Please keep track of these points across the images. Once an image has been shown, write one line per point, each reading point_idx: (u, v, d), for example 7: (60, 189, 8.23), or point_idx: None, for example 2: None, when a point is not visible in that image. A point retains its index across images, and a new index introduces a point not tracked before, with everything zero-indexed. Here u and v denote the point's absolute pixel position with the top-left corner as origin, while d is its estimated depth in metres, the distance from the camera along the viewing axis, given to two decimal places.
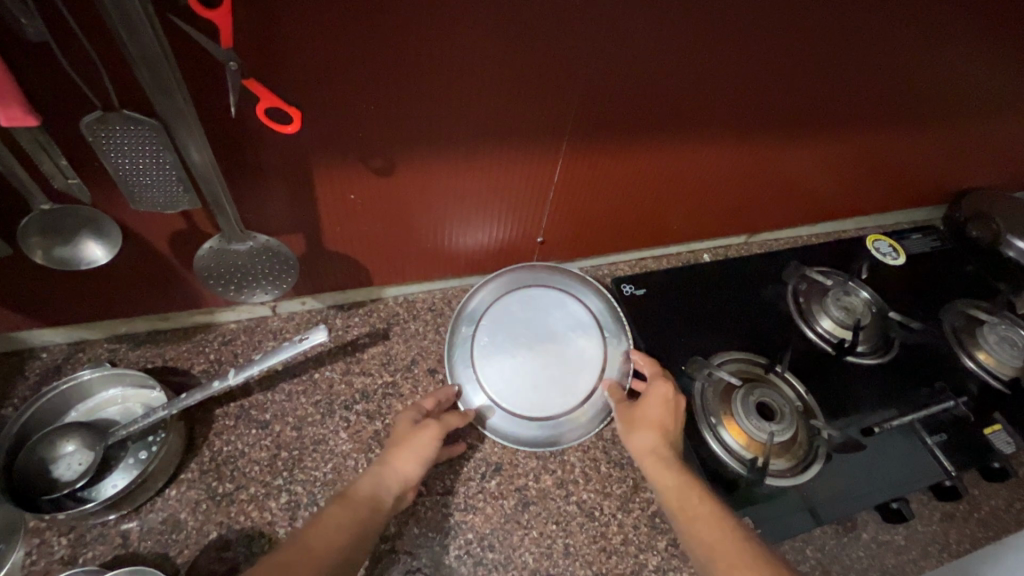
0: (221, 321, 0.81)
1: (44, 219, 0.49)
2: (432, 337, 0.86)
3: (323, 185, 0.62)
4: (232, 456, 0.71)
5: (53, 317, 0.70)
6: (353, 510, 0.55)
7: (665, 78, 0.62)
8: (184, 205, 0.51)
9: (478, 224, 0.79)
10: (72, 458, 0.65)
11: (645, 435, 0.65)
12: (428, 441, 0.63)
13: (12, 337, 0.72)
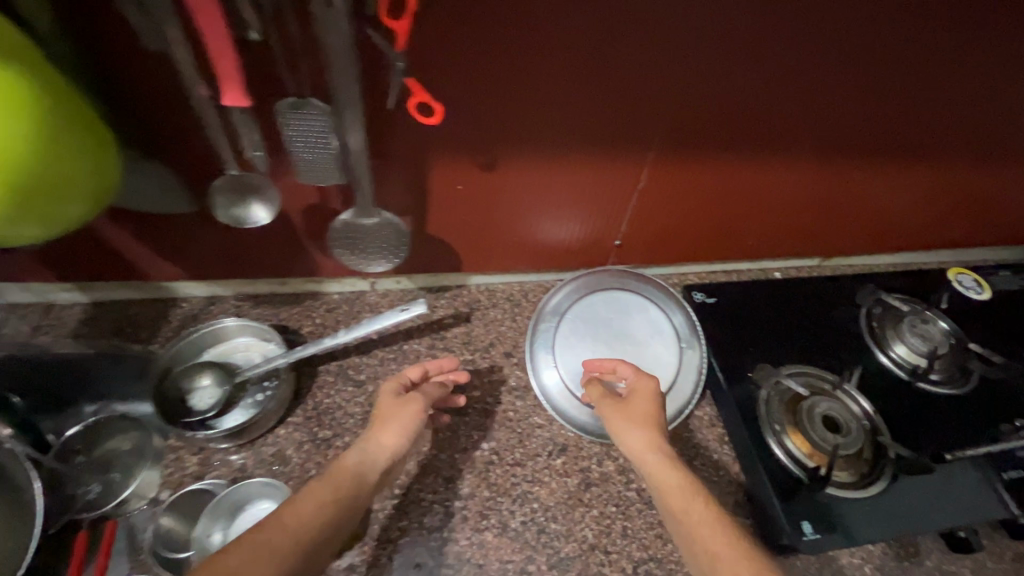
0: (327, 291, 0.92)
1: (230, 182, 0.60)
2: (509, 324, 0.93)
3: (440, 174, 0.71)
4: (329, 408, 0.80)
5: (198, 271, 0.83)
6: (333, 488, 0.56)
7: (743, 95, 0.67)
8: (334, 179, 0.61)
9: (564, 221, 0.86)
10: (205, 391, 0.77)
11: (635, 433, 0.64)
12: (409, 415, 0.65)
13: (162, 286, 0.86)
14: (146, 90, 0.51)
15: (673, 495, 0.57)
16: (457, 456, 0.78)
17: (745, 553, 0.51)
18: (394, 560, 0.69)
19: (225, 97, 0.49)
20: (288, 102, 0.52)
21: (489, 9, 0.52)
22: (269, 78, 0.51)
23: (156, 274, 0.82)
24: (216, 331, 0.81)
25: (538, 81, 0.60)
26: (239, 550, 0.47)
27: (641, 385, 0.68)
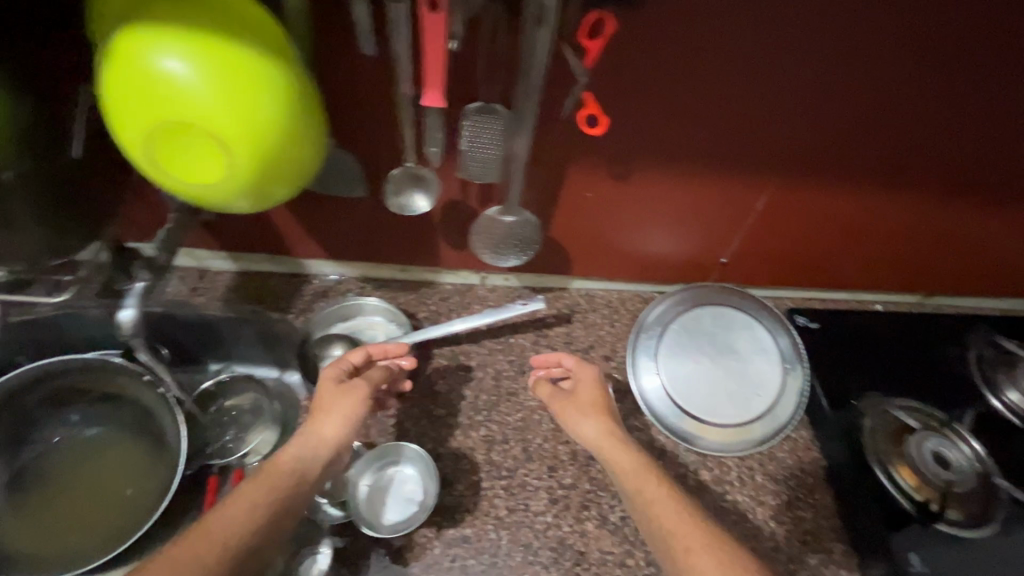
0: (440, 280, 0.98)
1: (406, 172, 0.67)
2: (608, 329, 0.97)
3: (576, 180, 0.76)
4: (443, 390, 0.85)
5: (335, 252, 0.91)
6: (267, 490, 0.57)
7: (846, 124, 0.69)
8: (491, 178, 0.67)
9: (671, 236, 0.89)
10: (339, 358, 0.86)
11: (589, 421, 0.70)
12: (351, 404, 0.66)
13: (299, 263, 0.94)
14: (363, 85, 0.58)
15: (614, 469, 0.65)
16: (560, 448, 0.82)
17: (688, 523, 0.59)
18: (503, 538, 0.73)
19: (426, 97, 0.55)
20: (478, 106, 0.59)
21: (663, 33, 0.56)
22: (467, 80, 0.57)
23: (297, 252, 0.91)
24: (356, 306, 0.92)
25: (681, 100, 0.64)
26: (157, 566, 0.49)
27: (584, 373, 0.76)
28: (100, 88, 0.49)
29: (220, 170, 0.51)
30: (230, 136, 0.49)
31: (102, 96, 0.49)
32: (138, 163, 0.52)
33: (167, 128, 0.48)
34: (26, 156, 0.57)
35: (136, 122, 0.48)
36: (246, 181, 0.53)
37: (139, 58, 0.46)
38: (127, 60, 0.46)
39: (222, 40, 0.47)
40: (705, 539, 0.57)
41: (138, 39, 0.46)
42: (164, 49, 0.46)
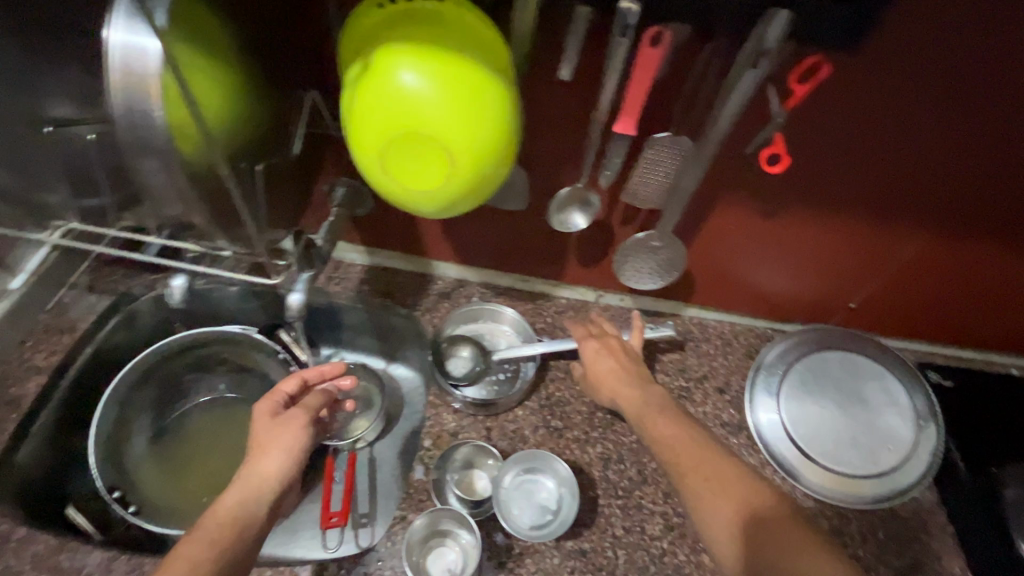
0: (556, 294, 1.00)
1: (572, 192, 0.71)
2: (722, 361, 0.96)
3: (726, 211, 0.76)
4: (561, 401, 0.87)
5: (464, 256, 0.95)
6: (214, 539, 0.54)
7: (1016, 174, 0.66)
8: (652, 204, 0.70)
9: (799, 277, 0.88)
10: (464, 359, 0.88)
11: (610, 385, 0.76)
12: (290, 435, 0.65)
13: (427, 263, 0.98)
14: (567, 104, 0.62)
15: (635, 414, 0.70)
16: None
17: (690, 440, 0.62)
18: (620, 558, 0.74)
19: (619, 124, 0.58)
20: (664, 136, 0.60)
21: (860, 78, 0.56)
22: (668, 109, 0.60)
23: (430, 252, 0.95)
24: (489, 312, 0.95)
25: (860, 145, 0.64)
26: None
27: (587, 348, 0.81)
28: (343, 98, 0.53)
29: (438, 178, 0.53)
30: (459, 145, 0.51)
31: (342, 105, 0.53)
32: (359, 168, 0.54)
33: (403, 134, 0.50)
34: (269, 181, 0.59)
35: (377, 127, 0.50)
36: (458, 190, 0.54)
37: (393, 68, 0.49)
38: (382, 72, 0.50)
39: (469, 60, 0.50)
40: (704, 454, 0.60)
41: (396, 54, 0.49)
42: (420, 64, 0.49)
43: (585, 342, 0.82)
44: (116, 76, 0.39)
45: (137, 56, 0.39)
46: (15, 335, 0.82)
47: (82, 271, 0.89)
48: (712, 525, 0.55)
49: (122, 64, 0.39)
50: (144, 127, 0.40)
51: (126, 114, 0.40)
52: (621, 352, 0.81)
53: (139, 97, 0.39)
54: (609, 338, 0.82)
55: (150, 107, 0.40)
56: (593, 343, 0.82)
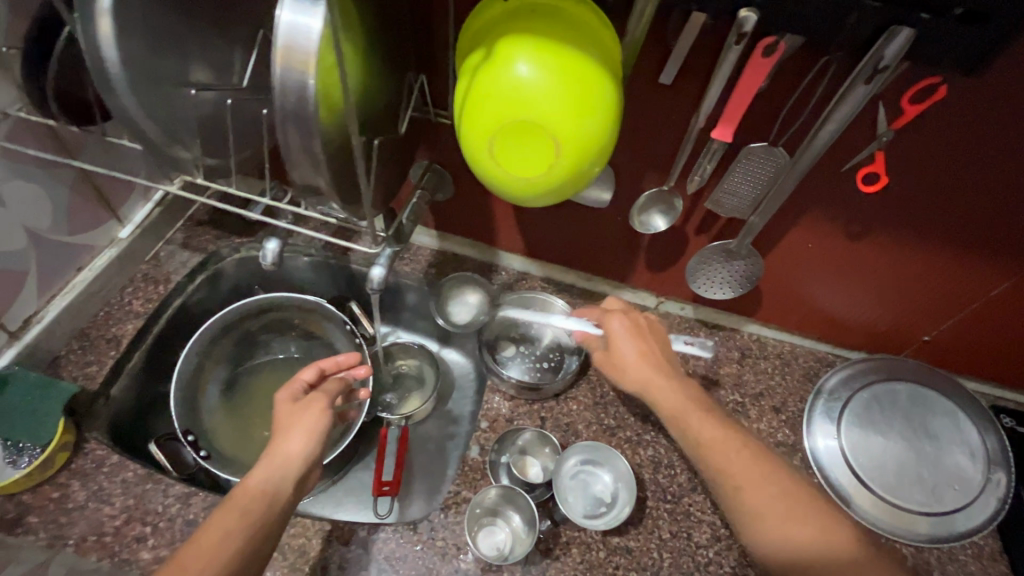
0: (616, 296, 1.01)
1: (653, 195, 0.72)
2: (779, 380, 0.95)
3: (805, 227, 0.76)
4: (616, 400, 0.88)
5: (532, 249, 0.97)
6: (238, 519, 0.58)
7: None
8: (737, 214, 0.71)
9: (868, 304, 0.87)
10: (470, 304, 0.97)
11: (638, 370, 0.71)
12: (309, 418, 0.67)
13: (495, 253, 1.01)
14: (666, 106, 0.63)
15: (673, 411, 0.67)
16: None
17: (741, 444, 0.62)
18: (664, 560, 0.75)
19: (718, 131, 0.59)
20: (760, 146, 0.61)
21: (972, 101, 0.56)
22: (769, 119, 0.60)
23: (500, 243, 0.98)
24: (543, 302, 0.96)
25: (959, 171, 0.63)
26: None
27: (610, 326, 0.75)
28: (460, 84, 0.56)
29: (542, 167, 0.55)
30: (568, 138, 0.53)
31: (459, 91, 0.56)
32: (466, 152, 0.57)
33: (516, 123, 0.53)
34: (382, 158, 0.63)
35: (492, 113, 0.53)
36: (558, 182, 0.56)
37: (516, 60, 0.52)
38: (504, 61, 0.52)
39: (587, 58, 0.53)
40: (758, 468, 0.60)
41: (520, 46, 0.52)
42: (542, 57, 0.52)
43: (610, 319, 0.75)
44: (279, 52, 0.42)
45: (301, 33, 0.41)
46: (118, 281, 0.88)
47: (179, 229, 0.96)
48: (766, 547, 0.57)
49: (286, 41, 0.42)
50: (299, 100, 0.43)
51: (285, 89, 0.43)
52: (648, 332, 0.75)
53: (300, 73, 0.42)
54: (632, 314, 0.76)
55: (305, 82, 0.42)
56: (617, 321, 0.75)
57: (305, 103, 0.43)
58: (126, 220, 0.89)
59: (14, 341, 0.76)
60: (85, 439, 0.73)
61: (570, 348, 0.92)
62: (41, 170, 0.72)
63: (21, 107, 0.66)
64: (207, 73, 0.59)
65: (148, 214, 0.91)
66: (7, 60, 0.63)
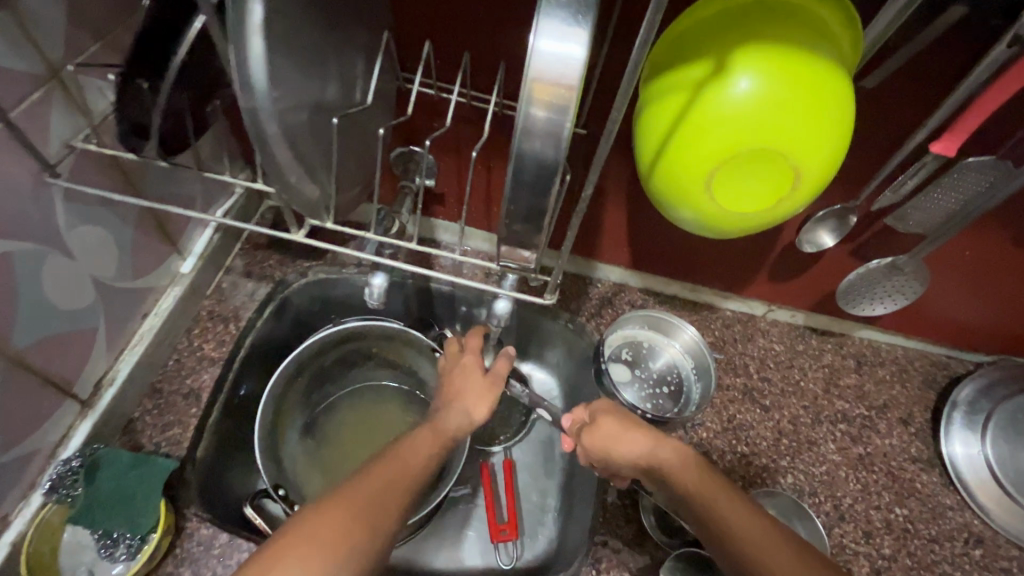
0: (722, 305, 0.93)
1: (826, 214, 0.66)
2: (900, 390, 0.88)
3: (968, 235, 0.69)
4: (743, 424, 0.83)
5: (635, 260, 0.88)
6: (416, 459, 0.55)
7: None
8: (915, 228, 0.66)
9: (1003, 310, 0.81)
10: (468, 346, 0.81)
11: (630, 451, 0.63)
12: (482, 391, 0.66)
13: (592, 265, 0.91)
14: (869, 113, 0.54)
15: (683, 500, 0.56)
16: (872, 513, 0.78)
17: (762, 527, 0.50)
18: None
19: (941, 144, 0.51)
20: (985, 160, 0.55)
21: None
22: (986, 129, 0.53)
23: (599, 254, 0.88)
24: (662, 323, 0.86)
25: None
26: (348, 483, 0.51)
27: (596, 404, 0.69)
28: (672, 101, 0.45)
29: (767, 203, 0.47)
30: (811, 172, 0.45)
31: (668, 109, 0.46)
32: (668, 181, 0.48)
33: (754, 155, 0.44)
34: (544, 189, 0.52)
35: (727, 143, 0.44)
36: (779, 217, 0.49)
37: (767, 79, 0.42)
38: (749, 79, 0.42)
39: (842, 75, 0.43)
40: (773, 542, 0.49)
41: (771, 61, 0.42)
42: (798, 76, 0.42)
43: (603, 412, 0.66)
44: (528, 89, 0.32)
45: (560, 63, 0.31)
46: (183, 322, 0.77)
47: (236, 255, 0.84)
48: None
49: (538, 75, 0.32)
50: (547, 148, 0.34)
51: (531, 135, 0.33)
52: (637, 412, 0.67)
53: (554, 114, 0.32)
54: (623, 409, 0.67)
55: (560, 125, 0.33)
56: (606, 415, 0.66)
57: (554, 151, 0.34)
58: (186, 251, 0.77)
59: (87, 410, 0.64)
60: (185, 519, 0.66)
61: (691, 373, 0.85)
62: (106, 209, 0.60)
63: (87, 137, 0.53)
64: (335, 91, 0.47)
65: (207, 240, 0.79)
66: (67, 81, 0.50)
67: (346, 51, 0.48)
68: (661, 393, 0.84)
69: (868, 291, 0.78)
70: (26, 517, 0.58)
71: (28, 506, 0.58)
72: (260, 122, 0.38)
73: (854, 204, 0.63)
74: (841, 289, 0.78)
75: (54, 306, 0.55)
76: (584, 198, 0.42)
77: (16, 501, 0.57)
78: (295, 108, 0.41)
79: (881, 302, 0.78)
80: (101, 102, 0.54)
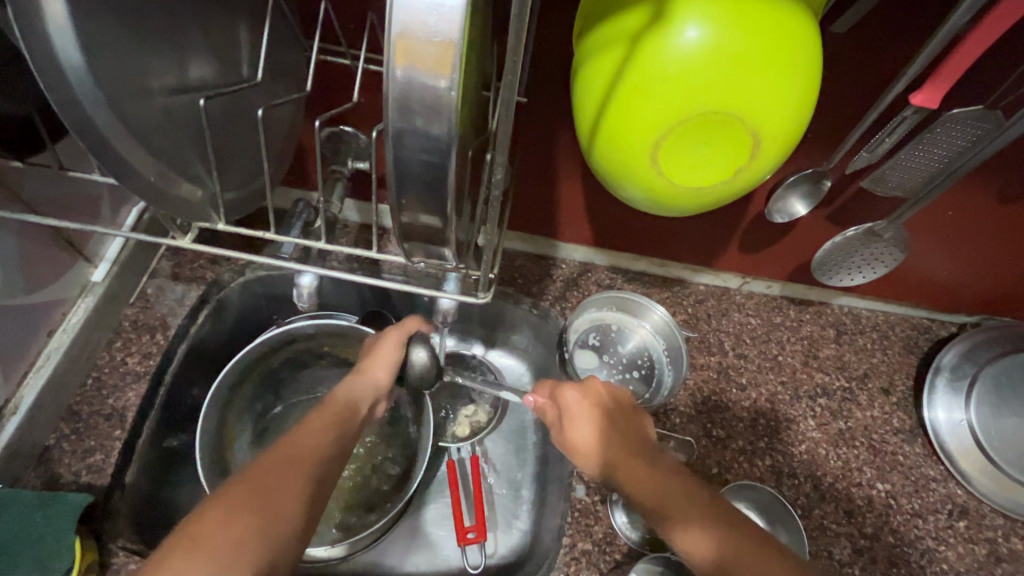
0: (695, 280, 0.87)
1: (796, 182, 0.59)
2: (882, 357, 0.84)
3: (950, 194, 0.64)
4: (719, 405, 0.79)
5: (599, 237, 0.81)
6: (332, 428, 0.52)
7: None
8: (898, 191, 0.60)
9: (987, 270, 0.76)
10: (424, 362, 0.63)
11: (597, 447, 0.58)
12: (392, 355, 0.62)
13: (553, 245, 0.84)
14: (841, 64, 0.47)
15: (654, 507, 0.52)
16: (854, 491, 0.75)
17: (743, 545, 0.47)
18: None
19: (923, 96, 0.44)
20: (972, 111, 0.48)
21: None
22: (969, 75, 0.47)
23: (560, 233, 0.81)
24: (631, 305, 0.80)
25: None
26: (231, 495, 0.42)
27: (566, 394, 0.63)
28: (608, 58, 0.38)
29: (725, 175, 0.41)
30: (774, 135, 0.38)
31: (604, 68, 0.38)
32: (610, 154, 0.41)
33: (707, 121, 0.37)
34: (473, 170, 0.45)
35: (674, 108, 0.37)
36: (740, 189, 0.42)
37: (719, 27, 0.34)
38: (698, 27, 0.35)
39: (806, 17, 0.36)
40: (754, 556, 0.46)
41: (723, 5, 0.35)
42: (756, 22, 0.35)
43: (565, 393, 0.62)
44: (395, 48, 0.25)
45: (430, 13, 0.24)
46: (102, 336, 0.69)
47: (162, 256, 0.76)
48: None
49: (405, 31, 0.24)
50: (431, 126, 0.27)
51: (409, 110, 0.26)
52: (608, 403, 0.62)
53: (432, 79, 0.25)
54: (593, 385, 0.63)
55: (442, 97, 0.26)
56: (571, 393, 0.62)
57: (441, 127, 0.27)
58: (97, 258, 0.69)
59: None
60: (110, 552, 0.60)
61: (663, 357, 0.80)
62: None
63: None
64: (204, 67, 0.39)
65: (122, 244, 0.71)
66: None
67: (216, 16, 0.40)
68: (632, 378, 0.79)
69: (844, 262, 0.72)
70: None
71: None
72: (86, 114, 0.31)
73: (827, 166, 0.56)
74: (816, 262, 0.73)
75: None
76: (504, 182, 0.35)
77: None
78: (140, 92, 0.34)
79: (857, 272, 0.73)
80: None
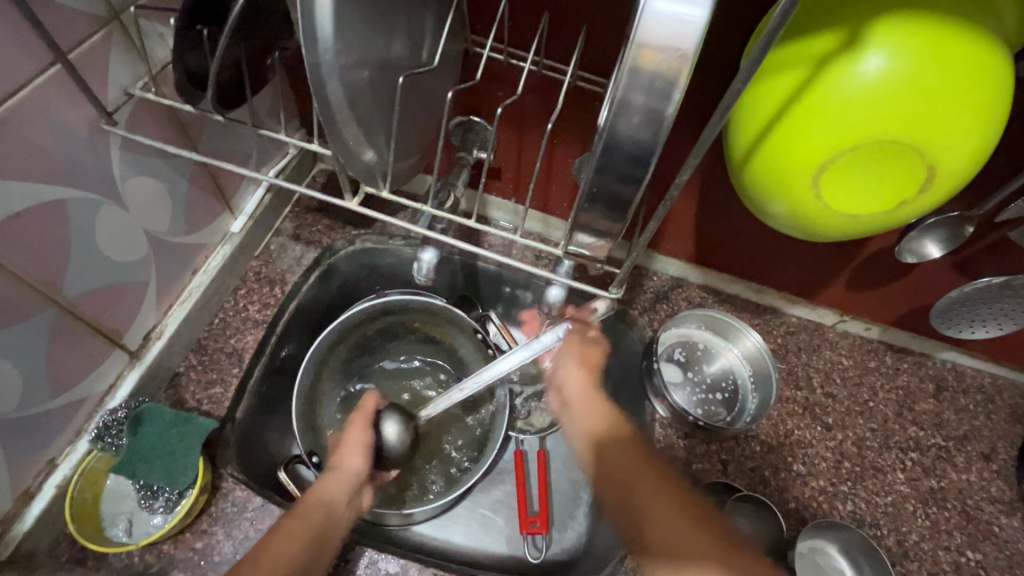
0: (788, 311, 0.85)
1: (936, 223, 0.60)
2: (985, 421, 0.80)
3: None
4: (801, 441, 0.77)
5: (699, 254, 0.81)
6: (306, 529, 0.57)
7: None
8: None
9: None
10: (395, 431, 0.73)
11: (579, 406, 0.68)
12: (356, 435, 0.68)
13: (648, 256, 0.85)
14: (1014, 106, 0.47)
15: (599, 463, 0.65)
16: (941, 554, 0.71)
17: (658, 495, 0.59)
18: None
19: None
20: None
21: None
22: None
23: (659, 245, 0.82)
24: (722, 323, 0.79)
25: None
26: None
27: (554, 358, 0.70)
28: (779, 83, 0.39)
29: (888, 204, 0.41)
30: (951, 168, 0.38)
31: (774, 93, 0.39)
32: (765, 174, 0.42)
33: (880, 148, 0.37)
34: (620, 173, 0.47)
35: (848, 132, 0.37)
36: (898, 218, 0.43)
37: (905, 57, 0.35)
38: (890, 57, 0.35)
39: (1006, 56, 0.36)
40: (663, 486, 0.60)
41: (911, 36, 0.35)
42: (951, 53, 0.35)
43: (566, 376, 0.69)
44: (632, 58, 0.28)
45: (671, 28, 0.27)
46: (230, 281, 0.76)
47: (286, 217, 0.82)
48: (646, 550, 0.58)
49: (644, 41, 0.27)
50: (645, 128, 0.30)
51: (627, 112, 0.30)
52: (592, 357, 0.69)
53: (658, 87, 0.29)
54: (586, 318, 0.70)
55: (663, 102, 0.29)
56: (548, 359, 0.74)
57: (655, 129, 0.30)
58: (237, 211, 0.75)
59: (135, 361, 0.64)
60: (220, 477, 0.65)
61: (748, 382, 0.79)
62: (162, 162, 0.59)
63: (146, 86, 0.52)
64: (404, 49, 0.43)
65: (258, 201, 0.77)
66: (129, 22, 0.48)
67: (418, 7, 0.44)
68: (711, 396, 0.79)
69: (970, 312, 0.70)
70: (73, 461, 0.59)
71: (74, 451, 0.59)
72: (322, 79, 0.35)
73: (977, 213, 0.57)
74: (936, 310, 0.72)
75: (103, 254, 0.55)
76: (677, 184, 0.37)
77: (63, 446, 0.59)
78: (361, 64, 0.38)
79: (977, 326, 0.71)
80: (159, 45, 0.52)
